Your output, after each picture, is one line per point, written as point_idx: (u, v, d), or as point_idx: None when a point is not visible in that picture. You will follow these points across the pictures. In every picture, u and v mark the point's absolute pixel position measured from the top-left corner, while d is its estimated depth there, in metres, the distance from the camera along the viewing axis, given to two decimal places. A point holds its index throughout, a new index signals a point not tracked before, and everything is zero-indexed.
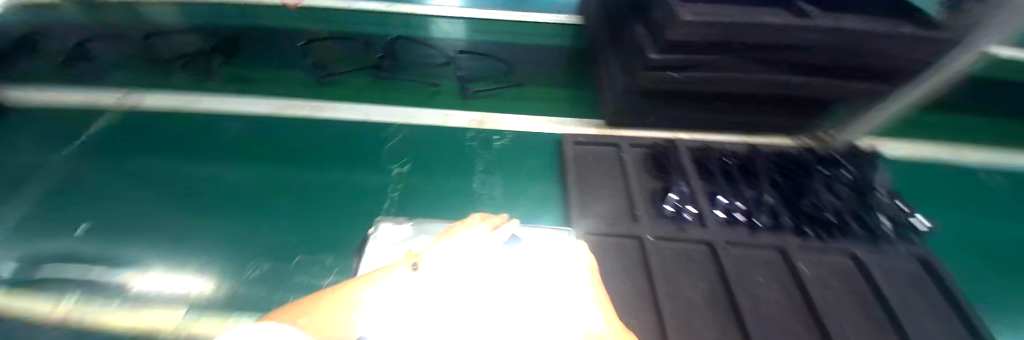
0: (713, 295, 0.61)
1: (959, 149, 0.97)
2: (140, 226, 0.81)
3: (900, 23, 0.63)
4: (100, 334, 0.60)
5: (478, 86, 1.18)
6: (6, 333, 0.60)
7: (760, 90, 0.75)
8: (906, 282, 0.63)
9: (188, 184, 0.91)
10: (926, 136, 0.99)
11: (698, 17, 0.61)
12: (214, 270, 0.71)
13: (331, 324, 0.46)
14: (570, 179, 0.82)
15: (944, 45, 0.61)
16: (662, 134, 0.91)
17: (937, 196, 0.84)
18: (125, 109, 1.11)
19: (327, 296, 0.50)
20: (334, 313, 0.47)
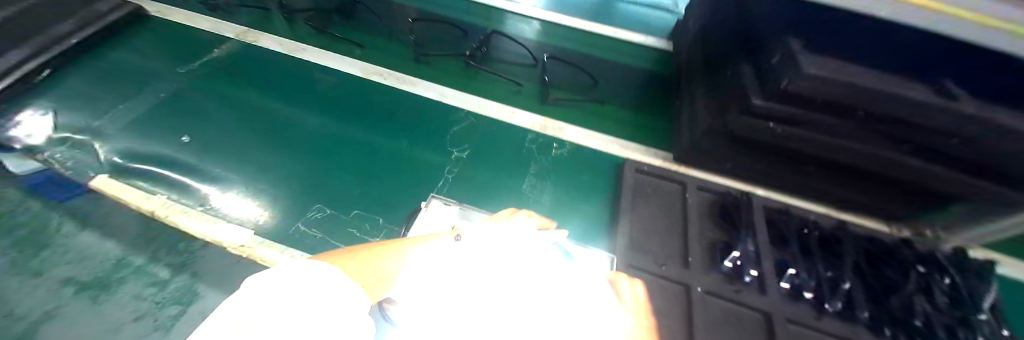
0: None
1: None
2: (229, 150, 0.92)
3: None
4: (186, 234, 0.74)
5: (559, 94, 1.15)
6: (123, 215, 0.77)
7: (865, 166, 0.68)
8: None
9: (273, 121, 1.01)
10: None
11: (823, 73, 0.58)
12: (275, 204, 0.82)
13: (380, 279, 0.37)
14: (624, 205, 0.79)
15: None
16: (735, 185, 0.86)
17: None
18: (242, 44, 1.25)
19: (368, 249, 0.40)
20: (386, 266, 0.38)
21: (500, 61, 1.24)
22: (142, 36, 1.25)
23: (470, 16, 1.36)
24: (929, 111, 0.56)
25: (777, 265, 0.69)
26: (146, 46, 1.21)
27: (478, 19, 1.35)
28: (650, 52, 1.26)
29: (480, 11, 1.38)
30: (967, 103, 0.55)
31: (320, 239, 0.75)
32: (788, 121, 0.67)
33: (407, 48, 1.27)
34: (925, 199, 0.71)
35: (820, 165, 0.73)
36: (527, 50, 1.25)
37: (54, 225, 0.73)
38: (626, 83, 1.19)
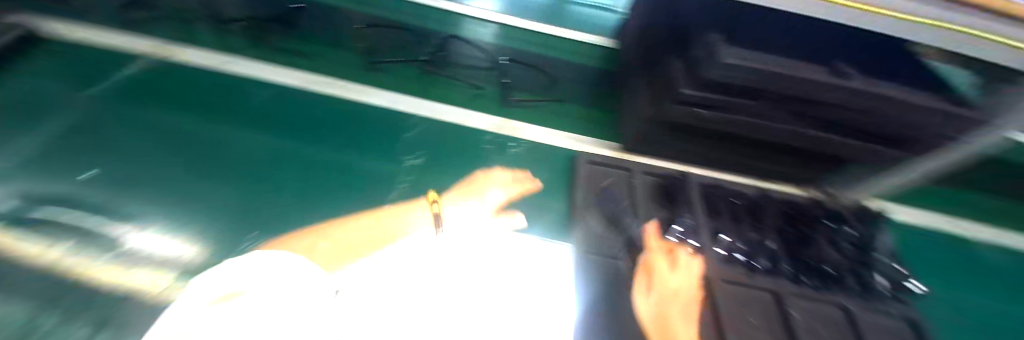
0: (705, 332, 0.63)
1: (981, 228, 0.95)
2: (154, 181, 0.83)
3: (929, 96, 0.65)
4: (97, 287, 0.65)
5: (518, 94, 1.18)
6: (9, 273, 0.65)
7: (778, 139, 0.78)
8: None
9: (206, 145, 0.93)
10: (965, 215, 0.95)
11: (738, 62, 0.64)
12: (207, 237, 0.75)
13: (343, 252, 0.74)
14: (578, 196, 0.84)
15: (966, 122, 0.63)
16: (678, 167, 0.93)
17: (941, 269, 0.84)
18: (162, 61, 1.13)
19: (355, 223, 0.79)
20: (351, 240, 0.76)
21: (457, 65, 1.20)
22: (33, 58, 1.08)
23: None
24: (825, 88, 0.65)
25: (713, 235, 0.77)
26: (41, 69, 1.06)
27: (425, 18, 1.23)
28: None
29: None
30: (855, 80, 0.65)
31: None
32: (714, 106, 0.75)
33: (356, 54, 1.19)
34: (830, 163, 0.83)
35: (744, 142, 0.83)
36: (484, 52, 1.20)
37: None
38: (579, 79, 1.23)
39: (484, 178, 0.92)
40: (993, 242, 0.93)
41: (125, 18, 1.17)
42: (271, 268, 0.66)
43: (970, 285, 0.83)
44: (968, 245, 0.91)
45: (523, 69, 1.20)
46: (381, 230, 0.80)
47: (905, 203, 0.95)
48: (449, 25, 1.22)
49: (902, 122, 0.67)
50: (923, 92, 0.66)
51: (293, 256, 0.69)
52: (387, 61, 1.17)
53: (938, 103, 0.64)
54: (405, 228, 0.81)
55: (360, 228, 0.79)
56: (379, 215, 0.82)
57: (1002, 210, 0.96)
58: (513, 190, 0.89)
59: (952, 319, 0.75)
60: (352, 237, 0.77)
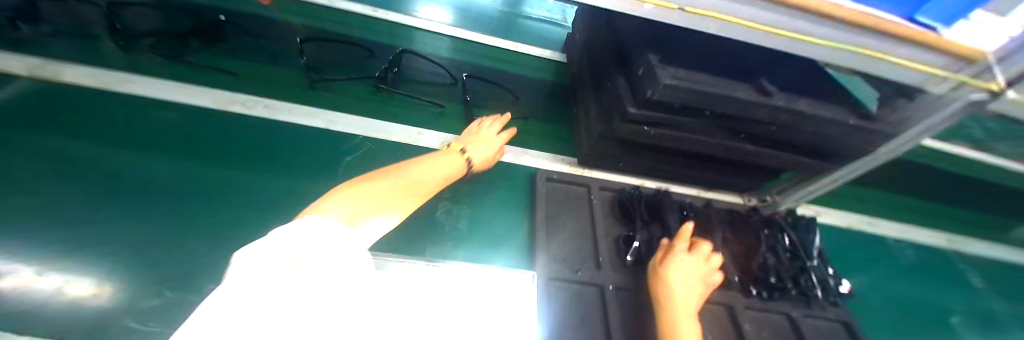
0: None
1: (890, 223, 1.07)
2: (34, 230, 0.70)
3: (844, 112, 0.72)
4: None
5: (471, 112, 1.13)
6: None
7: (720, 153, 0.81)
8: None
9: (106, 182, 0.80)
10: (869, 211, 1.08)
11: (676, 82, 0.65)
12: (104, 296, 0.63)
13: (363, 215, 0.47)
14: (540, 215, 0.82)
15: (878, 134, 0.69)
16: (630, 181, 0.94)
17: (862, 263, 0.93)
18: (40, 82, 0.95)
19: (397, 168, 0.66)
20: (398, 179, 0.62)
21: (415, 80, 1.18)
22: None
23: (369, 33, 1.29)
24: (757, 107, 0.68)
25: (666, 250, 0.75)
26: None
27: (380, 36, 1.29)
28: (548, 64, 1.36)
29: (380, 30, 1.31)
30: (778, 97, 0.69)
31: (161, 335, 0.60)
32: (658, 123, 0.75)
33: (294, 72, 1.12)
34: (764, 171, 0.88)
35: (689, 156, 0.85)
36: (442, 68, 1.22)
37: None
38: (529, 95, 1.24)
39: (481, 127, 0.91)
40: (903, 235, 1.05)
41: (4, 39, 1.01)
42: (314, 241, 0.35)
43: (886, 276, 0.93)
44: (879, 239, 1.01)
45: (483, 85, 1.21)
46: (428, 172, 0.68)
47: (827, 205, 1.05)
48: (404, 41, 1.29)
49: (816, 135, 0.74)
50: (833, 106, 0.72)
51: (329, 222, 0.39)
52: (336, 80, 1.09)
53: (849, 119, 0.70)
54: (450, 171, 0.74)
55: (412, 169, 0.67)
56: (425, 162, 0.71)
57: (890, 203, 1.12)
58: (506, 132, 0.93)
59: (872, 309, 0.84)
60: (421, 175, 0.66)
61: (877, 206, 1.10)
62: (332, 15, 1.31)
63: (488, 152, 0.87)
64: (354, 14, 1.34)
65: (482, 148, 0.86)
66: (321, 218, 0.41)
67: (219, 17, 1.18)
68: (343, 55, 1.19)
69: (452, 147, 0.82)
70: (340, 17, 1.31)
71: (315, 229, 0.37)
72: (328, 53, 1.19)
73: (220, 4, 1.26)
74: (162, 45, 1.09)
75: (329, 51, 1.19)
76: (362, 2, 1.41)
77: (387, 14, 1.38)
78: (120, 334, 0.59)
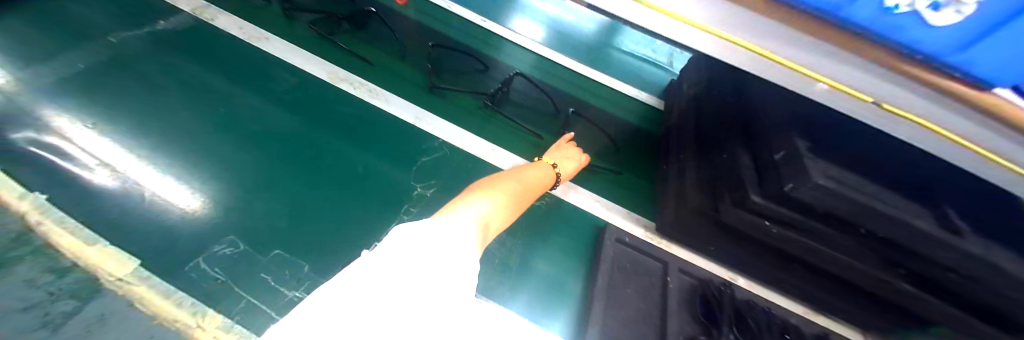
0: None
1: None
2: (148, 146, 0.80)
3: None
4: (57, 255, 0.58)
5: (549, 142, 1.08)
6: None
7: (853, 278, 0.66)
8: None
9: (217, 121, 0.90)
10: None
11: (831, 183, 0.54)
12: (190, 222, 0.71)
13: (487, 222, 0.52)
14: (600, 282, 0.71)
15: None
16: (718, 271, 0.81)
17: None
18: (198, 21, 1.13)
19: (505, 173, 0.68)
20: (505, 181, 0.63)
21: (514, 103, 1.15)
22: None
23: (469, 38, 1.31)
24: (931, 242, 0.55)
25: None
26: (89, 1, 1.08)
27: (483, 46, 1.29)
28: (642, 107, 1.25)
29: (481, 37, 1.33)
30: (970, 240, 0.55)
31: (222, 284, 0.65)
32: (783, 222, 0.64)
33: (394, 61, 1.18)
34: (905, 318, 0.70)
35: (806, 267, 0.71)
36: (547, 96, 1.17)
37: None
38: (611, 137, 1.14)
39: (568, 143, 0.95)
40: None
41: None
42: (450, 242, 0.39)
43: None
44: None
45: (576, 117, 1.15)
46: (525, 179, 0.69)
47: None
48: (499, 53, 1.28)
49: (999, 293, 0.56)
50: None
51: (462, 228, 0.43)
52: (451, 89, 1.11)
53: None
54: (542, 179, 0.75)
55: (513, 174, 0.68)
56: (525, 171, 0.72)
57: None
58: (588, 154, 0.97)
59: None
60: (523, 177, 0.69)
61: None
62: (442, 14, 1.36)
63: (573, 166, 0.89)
64: (462, 17, 1.38)
65: (568, 163, 0.88)
66: (457, 223, 0.44)
67: (369, 9, 1.23)
68: (461, 66, 1.21)
69: (543, 160, 0.84)
70: (447, 17, 1.36)
71: (455, 227, 0.42)
72: (445, 60, 1.21)
73: None
74: (320, 23, 1.21)
75: (447, 58, 1.22)
76: (473, 7, 1.44)
77: (492, 23, 1.38)
78: (190, 273, 0.65)
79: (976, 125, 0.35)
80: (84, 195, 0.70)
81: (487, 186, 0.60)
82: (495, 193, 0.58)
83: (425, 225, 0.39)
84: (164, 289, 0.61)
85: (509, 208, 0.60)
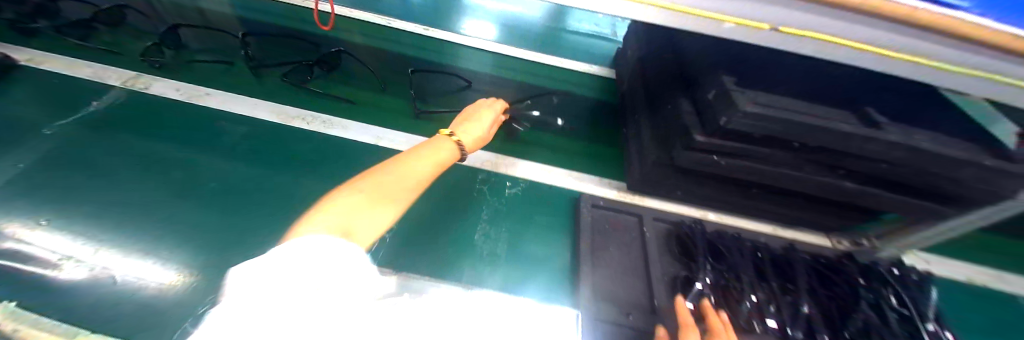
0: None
1: (998, 277, 0.94)
2: (107, 227, 0.79)
3: (961, 148, 0.61)
4: None
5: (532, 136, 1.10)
6: None
7: (803, 189, 0.73)
8: None
9: (179, 185, 0.89)
10: (956, 257, 0.96)
11: (758, 110, 0.60)
12: (171, 289, 0.71)
13: (358, 218, 0.51)
14: (583, 246, 0.76)
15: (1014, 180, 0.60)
16: (691, 212, 0.88)
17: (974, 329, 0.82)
18: (132, 91, 1.10)
19: (391, 161, 0.66)
20: (385, 172, 0.61)
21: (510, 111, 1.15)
22: (6, 87, 1.06)
23: (418, 50, 1.33)
24: (853, 140, 0.61)
25: (734, 295, 0.68)
26: (15, 97, 1.04)
27: (431, 55, 1.32)
28: (594, 79, 1.31)
29: (430, 47, 1.35)
30: (890, 130, 0.61)
31: None
32: (730, 154, 0.69)
33: (360, 90, 1.19)
34: (857, 211, 0.79)
35: (761, 189, 0.77)
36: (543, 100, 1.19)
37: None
38: (571, 114, 1.18)
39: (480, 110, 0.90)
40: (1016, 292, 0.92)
41: (123, 57, 1.20)
42: (329, 254, 0.42)
43: None
44: (988, 298, 0.89)
45: (546, 106, 1.18)
46: (418, 162, 0.66)
47: (920, 250, 0.94)
48: (449, 58, 1.31)
49: (921, 168, 0.63)
50: (940, 146, 0.61)
51: (315, 239, 0.44)
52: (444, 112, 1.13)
53: (960, 153, 0.60)
54: (443, 156, 0.70)
55: (404, 160, 0.66)
56: (418, 151, 0.68)
57: (981, 251, 0.99)
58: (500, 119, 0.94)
59: None
60: (414, 160, 0.66)
61: (980, 257, 0.97)
62: (387, 34, 1.38)
63: (481, 131, 0.84)
64: (405, 31, 1.40)
65: (475, 128, 0.83)
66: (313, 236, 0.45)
67: (338, 48, 1.23)
68: (442, 86, 1.23)
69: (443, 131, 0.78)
70: (393, 35, 1.38)
71: (322, 247, 0.43)
72: (428, 84, 1.23)
73: (287, 27, 1.36)
74: (293, 74, 1.18)
75: (430, 81, 1.24)
76: (414, 18, 1.46)
77: (436, 31, 1.41)
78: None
79: (841, 23, 0.39)
80: (48, 294, 0.68)
81: (362, 180, 0.59)
82: (372, 190, 0.56)
83: (272, 259, 0.41)
84: None
85: (395, 200, 0.58)
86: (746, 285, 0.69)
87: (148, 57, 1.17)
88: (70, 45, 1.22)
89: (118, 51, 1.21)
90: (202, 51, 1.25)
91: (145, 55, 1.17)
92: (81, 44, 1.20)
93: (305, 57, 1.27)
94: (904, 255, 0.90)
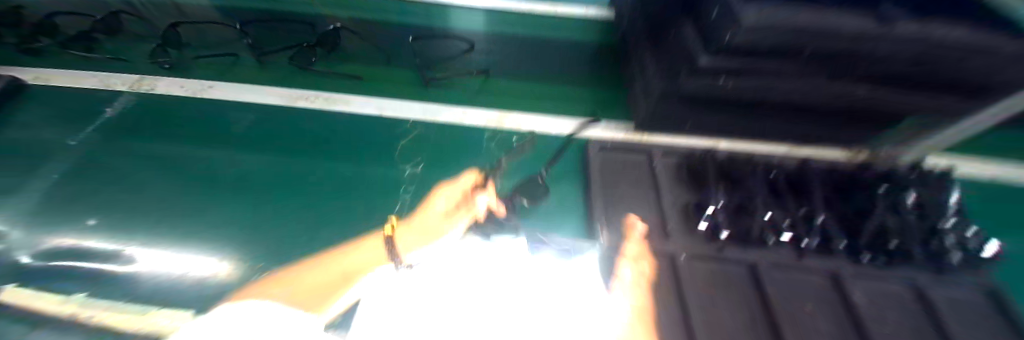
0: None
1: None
2: (143, 223, 0.82)
3: (989, 32, 0.57)
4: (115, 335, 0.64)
5: (534, 90, 1.14)
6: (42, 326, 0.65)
7: (810, 100, 0.72)
8: (976, 316, 0.65)
9: (203, 175, 0.93)
10: (987, 157, 0.93)
11: (763, 19, 0.56)
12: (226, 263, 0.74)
13: (303, 291, 0.67)
14: (594, 186, 0.80)
15: None
16: (702, 143, 0.89)
17: (999, 224, 0.82)
18: (141, 94, 1.13)
19: (340, 251, 0.75)
20: (312, 273, 0.70)
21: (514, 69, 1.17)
22: (21, 105, 1.08)
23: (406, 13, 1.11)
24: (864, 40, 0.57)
25: (750, 213, 0.72)
26: (33, 114, 1.06)
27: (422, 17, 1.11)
28: None
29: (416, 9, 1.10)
30: (907, 23, 0.57)
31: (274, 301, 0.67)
32: (737, 72, 0.67)
33: (369, 65, 1.18)
34: (874, 120, 0.78)
35: (771, 107, 0.76)
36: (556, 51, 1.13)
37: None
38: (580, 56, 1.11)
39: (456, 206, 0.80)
40: None
41: (131, 64, 1.20)
42: None
43: None
44: (1012, 192, 0.88)
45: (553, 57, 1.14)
46: (347, 263, 0.72)
47: (947, 154, 0.91)
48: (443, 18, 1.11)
49: (959, 68, 0.60)
50: (966, 33, 0.57)
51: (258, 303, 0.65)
52: (451, 77, 1.15)
53: (987, 38, 0.56)
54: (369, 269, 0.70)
55: (341, 256, 0.73)
56: (358, 250, 0.74)
57: None
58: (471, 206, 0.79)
59: None
60: (352, 257, 0.73)
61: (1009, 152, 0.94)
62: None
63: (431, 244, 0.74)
64: None
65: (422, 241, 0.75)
66: None
67: (334, 26, 1.10)
68: (447, 50, 1.17)
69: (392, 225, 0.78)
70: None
71: None
72: (433, 50, 1.16)
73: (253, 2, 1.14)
74: (296, 57, 1.15)
75: (434, 48, 1.16)
76: None
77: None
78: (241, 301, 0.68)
79: None
80: (106, 283, 0.71)
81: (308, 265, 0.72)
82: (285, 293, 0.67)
83: None
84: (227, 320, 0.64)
85: (315, 300, 0.66)
86: (756, 203, 0.72)
87: (156, 59, 1.18)
88: (75, 57, 1.20)
89: (124, 58, 1.21)
90: (201, 48, 1.23)
91: (152, 58, 1.18)
92: (88, 55, 1.19)
93: (303, 38, 1.18)
94: (925, 156, 0.89)
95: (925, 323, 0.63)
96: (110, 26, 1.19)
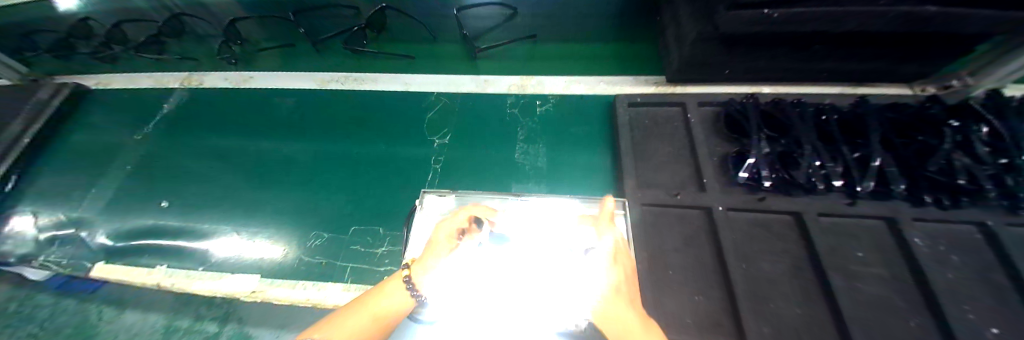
0: (807, 295, 0.57)
1: None
2: (203, 206, 0.90)
3: None
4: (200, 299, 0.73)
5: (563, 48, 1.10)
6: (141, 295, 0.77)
7: (876, 27, 0.63)
8: None
9: (251, 158, 1.00)
10: None
11: None
12: (280, 237, 0.81)
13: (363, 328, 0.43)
14: (624, 143, 0.78)
15: None
16: (741, 89, 0.86)
17: None
18: (190, 89, 1.21)
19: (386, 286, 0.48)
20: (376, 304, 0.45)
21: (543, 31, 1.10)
22: (90, 108, 1.19)
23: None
24: None
25: (795, 160, 0.68)
26: (101, 115, 1.18)
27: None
28: None
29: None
30: None
31: (325, 264, 0.75)
32: None
33: (414, 44, 1.15)
34: (944, 48, 0.70)
35: (821, 40, 0.69)
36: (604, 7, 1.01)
37: (94, 316, 0.75)
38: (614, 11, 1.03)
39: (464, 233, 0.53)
40: None
41: (183, 61, 1.28)
42: None
43: None
44: None
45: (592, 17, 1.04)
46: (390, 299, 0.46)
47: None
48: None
49: None
50: None
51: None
52: (494, 47, 1.09)
53: None
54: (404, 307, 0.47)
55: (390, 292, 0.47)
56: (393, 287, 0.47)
57: None
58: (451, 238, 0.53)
59: None
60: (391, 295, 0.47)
61: None
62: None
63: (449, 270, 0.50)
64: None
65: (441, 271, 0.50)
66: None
67: (379, 7, 1.06)
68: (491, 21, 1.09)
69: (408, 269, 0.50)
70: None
71: None
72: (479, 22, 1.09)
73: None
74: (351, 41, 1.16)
75: (480, 19, 1.08)
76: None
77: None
78: (296, 265, 0.76)
79: None
80: (183, 257, 0.81)
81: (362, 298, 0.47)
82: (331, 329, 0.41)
83: None
84: (290, 281, 0.73)
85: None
86: (805, 151, 0.68)
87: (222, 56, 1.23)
88: (141, 60, 1.30)
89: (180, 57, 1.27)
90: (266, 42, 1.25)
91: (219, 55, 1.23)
92: (159, 56, 1.26)
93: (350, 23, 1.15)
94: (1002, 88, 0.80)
95: (993, 267, 0.59)
96: (175, 29, 1.24)
